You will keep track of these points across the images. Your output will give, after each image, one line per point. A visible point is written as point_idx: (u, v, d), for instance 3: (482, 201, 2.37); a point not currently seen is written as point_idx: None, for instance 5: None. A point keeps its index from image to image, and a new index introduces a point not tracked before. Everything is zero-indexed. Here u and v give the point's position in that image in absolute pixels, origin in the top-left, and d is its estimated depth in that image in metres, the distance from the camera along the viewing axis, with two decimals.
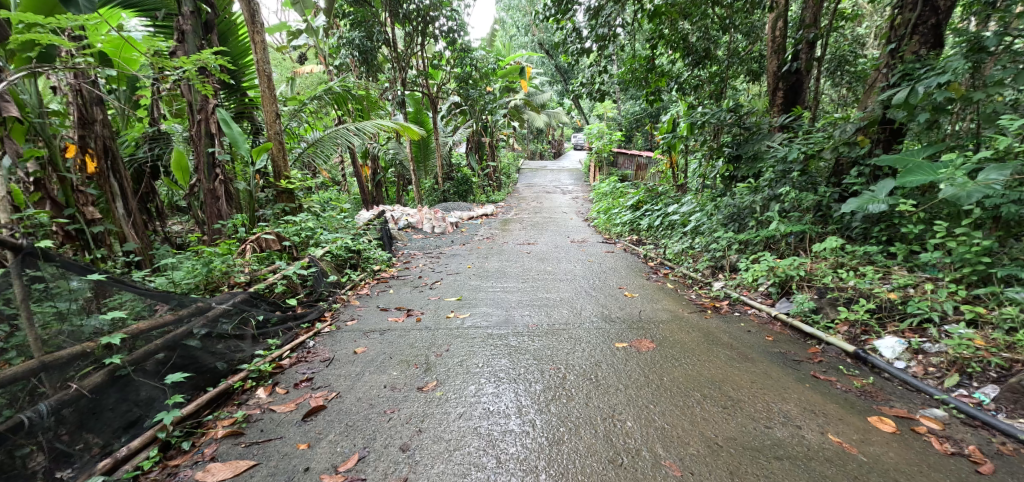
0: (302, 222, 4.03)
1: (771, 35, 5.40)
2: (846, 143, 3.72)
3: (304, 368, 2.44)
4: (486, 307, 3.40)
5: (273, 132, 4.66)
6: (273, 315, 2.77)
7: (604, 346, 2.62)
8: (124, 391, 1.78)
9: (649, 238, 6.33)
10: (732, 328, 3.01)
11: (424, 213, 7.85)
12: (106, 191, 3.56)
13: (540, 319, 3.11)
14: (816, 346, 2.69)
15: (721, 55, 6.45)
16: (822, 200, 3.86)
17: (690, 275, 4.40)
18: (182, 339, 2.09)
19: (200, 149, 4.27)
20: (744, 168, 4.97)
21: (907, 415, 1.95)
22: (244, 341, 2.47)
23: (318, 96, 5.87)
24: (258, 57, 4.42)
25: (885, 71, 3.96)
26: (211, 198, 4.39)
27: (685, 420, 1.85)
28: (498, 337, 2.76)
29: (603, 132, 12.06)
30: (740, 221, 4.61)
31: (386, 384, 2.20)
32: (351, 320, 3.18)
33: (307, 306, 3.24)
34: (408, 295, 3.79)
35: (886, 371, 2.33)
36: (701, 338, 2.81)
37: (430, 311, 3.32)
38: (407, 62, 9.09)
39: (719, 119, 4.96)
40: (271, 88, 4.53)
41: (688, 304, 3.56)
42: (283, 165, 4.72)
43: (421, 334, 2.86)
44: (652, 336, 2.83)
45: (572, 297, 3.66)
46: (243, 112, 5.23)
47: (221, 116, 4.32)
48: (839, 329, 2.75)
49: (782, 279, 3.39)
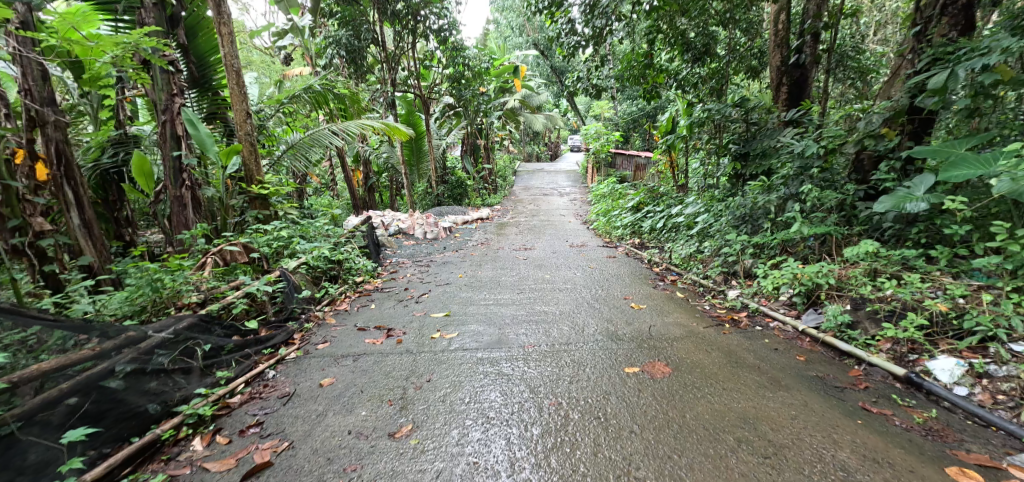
0: (275, 232, 3.70)
1: (773, 28, 5.18)
2: (870, 135, 3.41)
3: (256, 406, 2.04)
4: (477, 324, 3.01)
5: (243, 133, 4.25)
6: (227, 341, 2.38)
7: (612, 372, 2.26)
8: (6, 455, 1.41)
9: (652, 241, 5.99)
10: (756, 346, 2.65)
11: (416, 218, 7.48)
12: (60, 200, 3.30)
13: (538, 338, 2.73)
14: (856, 368, 2.33)
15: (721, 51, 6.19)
16: (846, 198, 3.49)
17: (700, 282, 4.03)
18: (100, 380, 1.74)
19: (166, 153, 4.03)
20: (753, 166, 4.66)
21: (991, 463, 1.58)
22: (188, 375, 2.10)
23: (296, 95, 5.49)
24: (225, 51, 4.02)
25: (911, 56, 3.60)
26: (178, 206, 4.07)
27: (718, 477, 1.49)
28: (489, 363, 2.38)
29: (600, 133, 11.78)
30: (754, 222, 4.25)
31: (353, 428, 1.82)
32: (323, 343, 2.77)
33: (272, 328, 2.85)
34: (390, 311, 3.39)
35: (947, 399, 1.98)
36: (723, 360, 2.45)
37: (413, 331, 2.92)
38: (396, 62, 8.74)
39: (724, 114, 4.69)
40: (240, 85, 4.13)
41: (703, 317, 3.20)
42: (256, 169, 4.29)
43: (400, 360, 2.47)
44: (667, 358, 2.45)
45: (572, 310, 3.28)
46: (214, 114, 4.82)
47: (186, 116, 3.98)
48: (881, 348, 2.39)
49: (808, 288, 3.03)
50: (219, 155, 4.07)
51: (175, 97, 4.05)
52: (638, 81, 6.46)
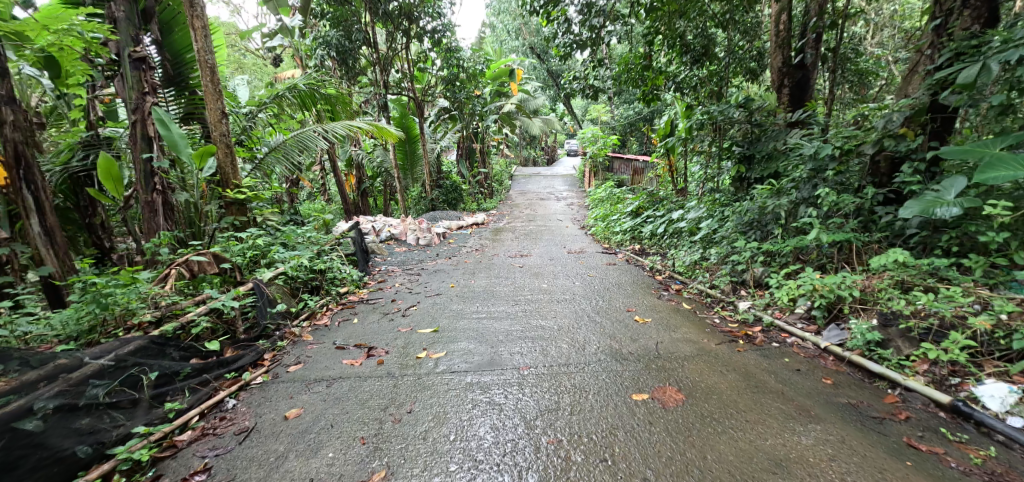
0: (251, 240, 3.45)
1: (774, 29, 4.88)
2: (891, 135, 3.19)
3: (207, 446, 1.77)
4: (467, 342, 2.73)
5: (219, 134, 4.01)
6: (183, 365, 2.11)
7: (618, 400, 2.00)
8: None
9: (653, 247, 5.73)
10: (776, 366, 2.39)
11: (408, 223, 7.18)
12: (20, 206, 3.02)
13: (533, 358, 2.47)
14: (891, 393, 2.09)
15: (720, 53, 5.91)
16: (865, 203, 3.26)
17: (707, 291, 3.78)
18: (14, 421, 1.47)
19: (136, 155, 3.69)
20: (759, 169, 4.44)
21: None
22: (131, 409, 1.83)
23: (280, 94, 5.29)
24: (199, 45, 3.78)
25: (929, 51, 3.35)
26: (148, 211, 3.70)
27: None
28: (480, 388, 2.12)
29: (598, 137, 11.52)
30: (764, 228, 4.00)
31: (319, 476, 1.56)
32: (296, 365, 2.49)
33: (240, 348, 2.56)
34: (374, 327, 3.10)
35: (1001, 433, 1.74)
36: (742, 383, 2.19)
37: (396, 350, 2.64)
38: (389, 63, 8.49)
39: (728, 115, 4.46)
40: (215, 82, 3.87)
41: (714, 332, 2.94)
42: (232, 171, 4.08)
43: (380, 385, 2.20)
44: (679, 381, 2.20)
45: (572, 325, 3.01)
46: (191, 113, 4.53)
47: (157, 115, 3.67)
48: (917, 370, 2.15)
49: (829, 301, 2.77)
50: (192, 157, 3.76)
51: (146, 96, 3.72)
52: (636, 83, 6.23)
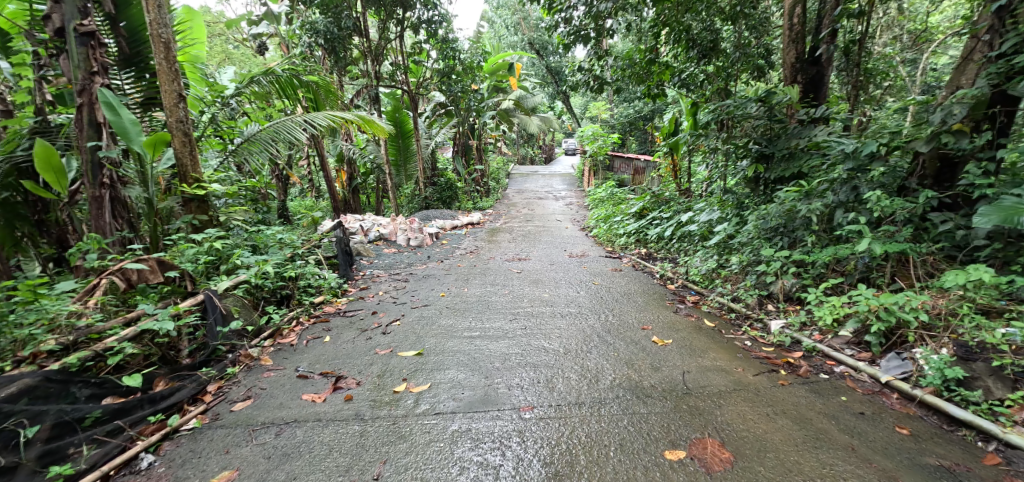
0: (205, 244, 2.95)
1: (787, 23, 4.42)
2: (950, 131, 2.73)
3: None
4: (456, 371, 2.27)
5: (176, 121, 3.53)
6: (92, 407, 1.65)
7: (648, 462, 1.55)
8: None
9: (661, 251, 5.29)
10: (835, 409, 1.95)
11: (398, 222, 6.71)
12: None
13: (537, 394, 2.01)
14: (989, 452, 1.65)
15: (728, 46, 5.35)
16: (917, 209, 2.82)
17: (729, 305, 3.33)
18: None
19: (81, 144, 3.10)
20: (779, 169, 3.99)
21: None
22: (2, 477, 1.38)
23: (255, 80, 4.76)
24: (152, 17, 3.30)
25: (987, 37, 2.75)
26: (94, 207, 3.13)
27: None
28: (470, 440, 1.67)
29: (597, 135, 10.96)
30: (791, 235, 3.56)
31: None
32: (243, 401, 2.03)
33: (176, 378, 2.09)
34: (346, 347, 2.62)
35: None
36: (799, 434, 1.74)
37: (369, 382, 2.17)
38: (381, 53, 7.94)
39: (745, 110, 4.01)
40: (170, 60, 3.39)
41: (748, 358, 2.49)
42: (192, 164, 3.62)
43: (343, 432, 1.74)
44: (719, 430, 1.75)
45: (580, 348, 2.55)
46: (152, 99, 4.02)
47: (106, 98, 3.14)
48: (1019, 420, 1.71)
49: (888, 325, 2.33)
50: (146, 147, 3.24)
51: (94, 76, 3.18)
52: (641, 78, 5.75)
